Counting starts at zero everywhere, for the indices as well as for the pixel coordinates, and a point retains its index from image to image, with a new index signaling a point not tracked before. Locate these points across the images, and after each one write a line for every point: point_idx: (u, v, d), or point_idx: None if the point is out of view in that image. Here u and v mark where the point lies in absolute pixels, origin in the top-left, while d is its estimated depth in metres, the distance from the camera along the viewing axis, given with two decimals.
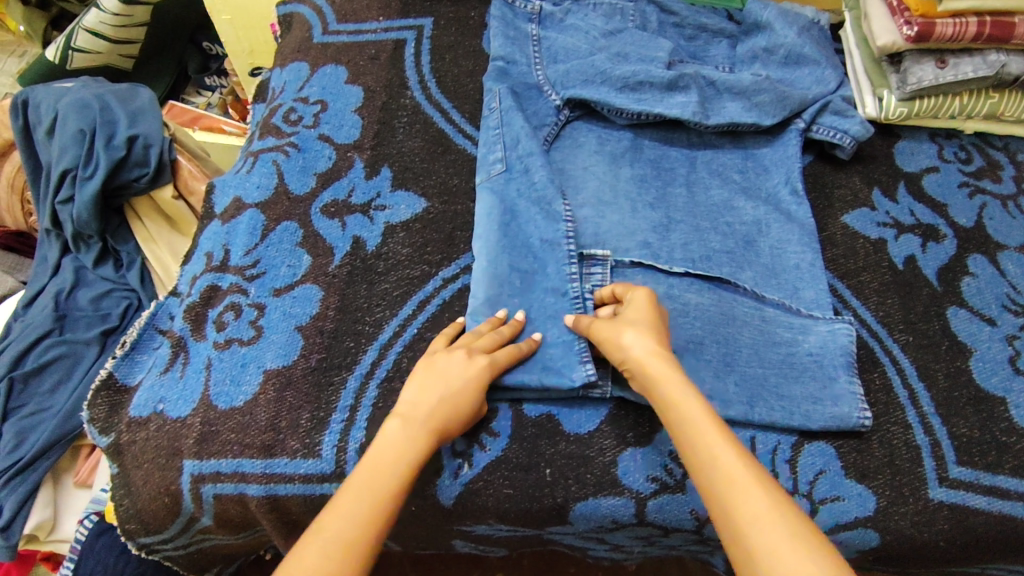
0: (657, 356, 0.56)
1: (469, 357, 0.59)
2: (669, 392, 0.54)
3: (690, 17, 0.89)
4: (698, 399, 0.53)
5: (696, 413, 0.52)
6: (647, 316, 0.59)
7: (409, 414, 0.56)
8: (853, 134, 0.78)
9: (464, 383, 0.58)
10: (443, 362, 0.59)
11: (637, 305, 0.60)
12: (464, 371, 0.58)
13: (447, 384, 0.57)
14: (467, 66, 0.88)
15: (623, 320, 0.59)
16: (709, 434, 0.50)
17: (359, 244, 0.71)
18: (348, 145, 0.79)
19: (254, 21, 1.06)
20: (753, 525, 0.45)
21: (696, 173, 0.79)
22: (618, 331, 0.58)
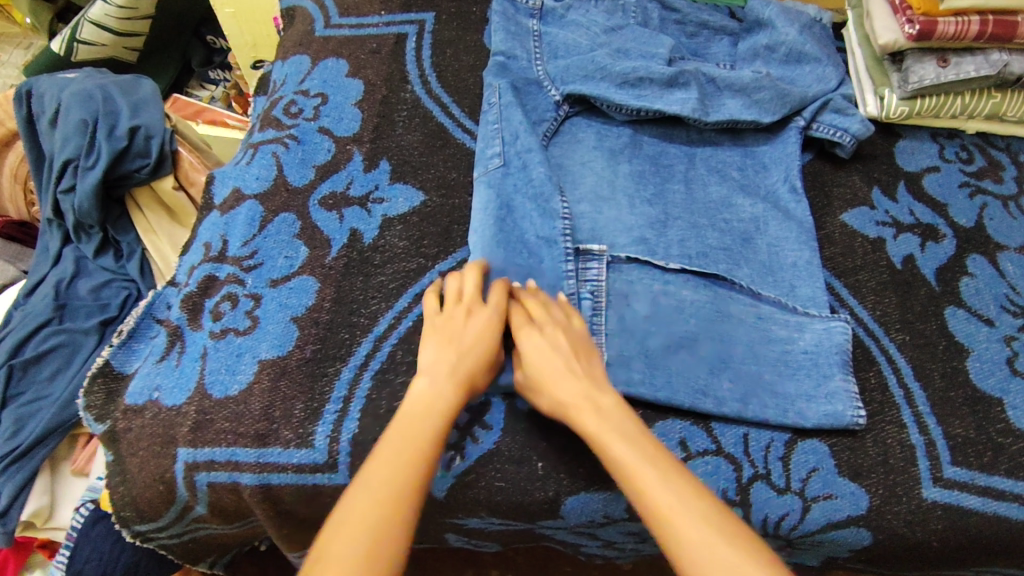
0: (568, 397, 0.56)
1: (473, 311, 0.61)
2: (593, 432, 0.55)
3: (692, 14, 0.89)
4: (618, 434, 0.54)
5: (622, 449, 0.53)
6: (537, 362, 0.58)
7: (433, 372, 0.58)
8: (854, 132, 0.78)
9: (483, 341, 0.60)
10: (454, 317, 0.61)
11: (534, 342, 0.59)
12: (477, 324, 0.60)
13: (461, 341, 0.59)
14: (467, 61, 0.88)
15: (528, 366, 0.59)
16: (635, 469, 0.51)
17: (357, 237, 0.71)
18: (347, 138, 0.79)
19: (258, 15, 1.06)
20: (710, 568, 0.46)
21: (695, 170, 0.79)
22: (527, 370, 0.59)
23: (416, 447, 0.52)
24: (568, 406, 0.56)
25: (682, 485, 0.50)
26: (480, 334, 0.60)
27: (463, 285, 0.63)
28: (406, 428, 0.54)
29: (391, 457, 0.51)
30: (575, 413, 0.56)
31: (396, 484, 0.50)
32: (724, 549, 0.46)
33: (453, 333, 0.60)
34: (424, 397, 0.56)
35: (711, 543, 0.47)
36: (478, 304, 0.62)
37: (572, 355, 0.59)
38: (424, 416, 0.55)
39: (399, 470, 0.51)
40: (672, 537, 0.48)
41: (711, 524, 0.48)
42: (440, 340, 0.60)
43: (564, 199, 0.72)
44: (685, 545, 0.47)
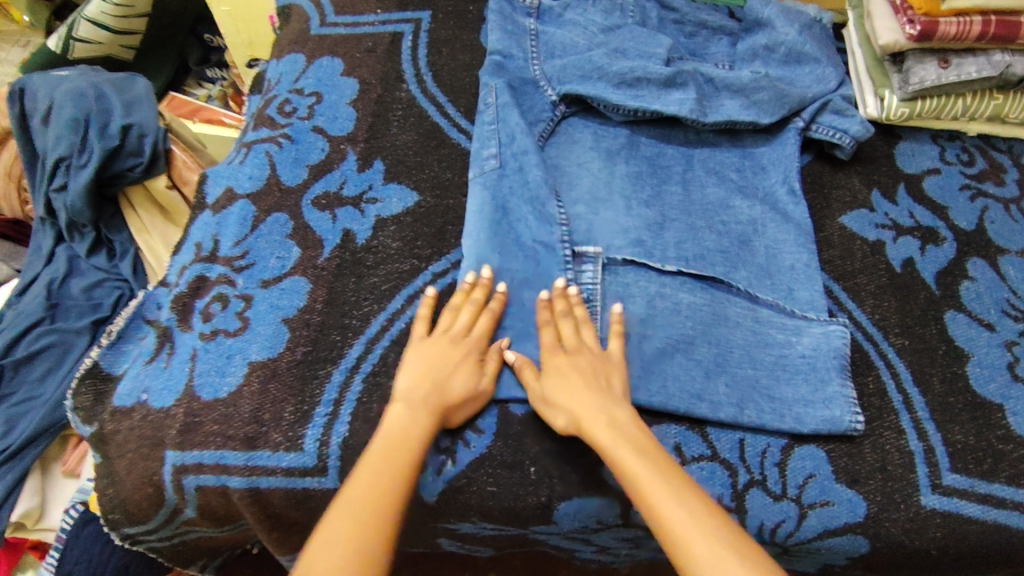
0: (585, 410, 0.57)
1: (455, 343, 0.61)
2: (607, 446, 0.55)
3: (690, 13, 0.88)
4: (632, 448, 0.55)
5: (635, 462, 0.54)
6: (561, 376, 0.59)
7: (409, 398, 0.58)
8: (853, 133, 0.77)
9: (460, 374, 0.59)
10: (432, 347, 0.61)
11: (564, 360, 0.60)
12: (457, 356, 0.60)
13: (439, 372, 0.59)
14: (463, 60, 0.87)
15: (544, 382, 0.60)
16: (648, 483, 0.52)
17: (350, 237, 0.71)
18: (341, 137, 0.79)
19: (254, 13, 1.05)
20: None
21: (692, 171, 0.78)
22: (549, 384, 0.59)
23: (390, 473, 0.54)
24: (584, 418, 0.57)
25: (692, 500, 0.51)
26: (459, 367, 0.60)
27: (455, 317, 0.63)
28: (383, 454, 0.55)
29: (367, 484, 0.53)
30: (590, 425, 0.56)
31: (370, 510, 0.51)
32: (733, 563, 0.47)
33: (431, 363, 0.60)
34: (400, 423, 0.56)
35: (720, 558, 0.47)
36: (462, 338, 0.61)
37: (597, 374, 0.59)
38: (400, 442, 0.55)
39: (373, 498, 0.52)
40: (682, 550, 0.49)
41: (722, 539, 0.48)
42: (417, 366, 0.60)
43: (560, 202, 0.72)
44: (695, 558, 0.48)
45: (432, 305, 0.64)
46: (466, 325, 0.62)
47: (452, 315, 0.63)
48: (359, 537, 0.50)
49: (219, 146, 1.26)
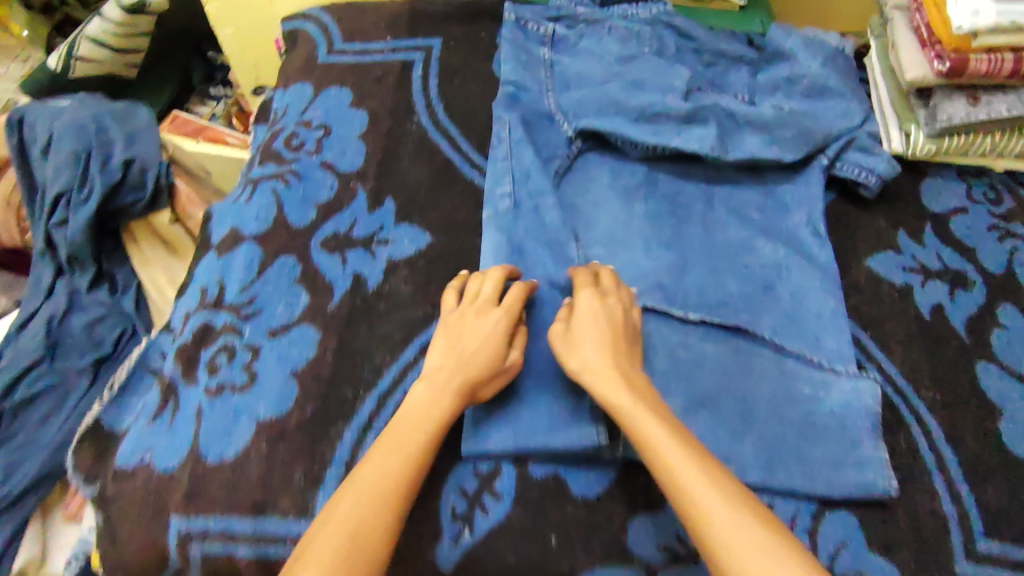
0: (604, 366, 0.55)
1: (480, 313, 0.60)
2: (621, 407, 0.53)
3: (710, 43, 0.86)
4: (647, 408, 0.53)
5: (650, 425, 0.51)
6: (590, 322, 0.58)
7: (433, 377, 0.57)
8: (880, 172, 0.75)
9: (489, 345, 0.58)
10: (461, 318, 0.60)
11: (593, 309, 0.58)
12: (485, 327, 0.59)
13: (465, 347, 0.58)
14: (475, 89, 0.85)
15: (577, 328, 0.58)
16: (662, 443, 0.50)
17: (360, 282, 0.68)
18: (351, 173, 0.77)
19: (259, 35, 1.03)
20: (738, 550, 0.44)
21: (713, 210, 0.76)
22: (582, 338, 0.57)
23: (403, 459, 0.52)
24: (600, 381, 0.55)
25: (710, 464, 0.49)
26: (488, 336, 0.58)
27: (482, 286, 0.62)
28: (396, 434, 0.53)
29: (379, 470, 0.51)
30: (606, 389, 0.54)
31: (381, 490, 0.49)
32: (753, 524, 0.45)
33: (458, 337, 0.59)
34: (420, 405, 0.55)
35: (738, 518, 0.45)
36: (489, 306, 0.60)
37: (621, 336, 0.58)
38: (418, 425, 0.54)
39: (385, 485, 0.50)
40: (697, 512, 0.46)
41: (740, 502, 0.46)
42: (443, 342, 0.59)
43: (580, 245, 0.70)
44: (712, 519, 0.46)
45: (464, 280, 0.65)
46: (492, 294, 0.61)
47: (478, 285, 0.62)
48: (366, 519, 0.48)
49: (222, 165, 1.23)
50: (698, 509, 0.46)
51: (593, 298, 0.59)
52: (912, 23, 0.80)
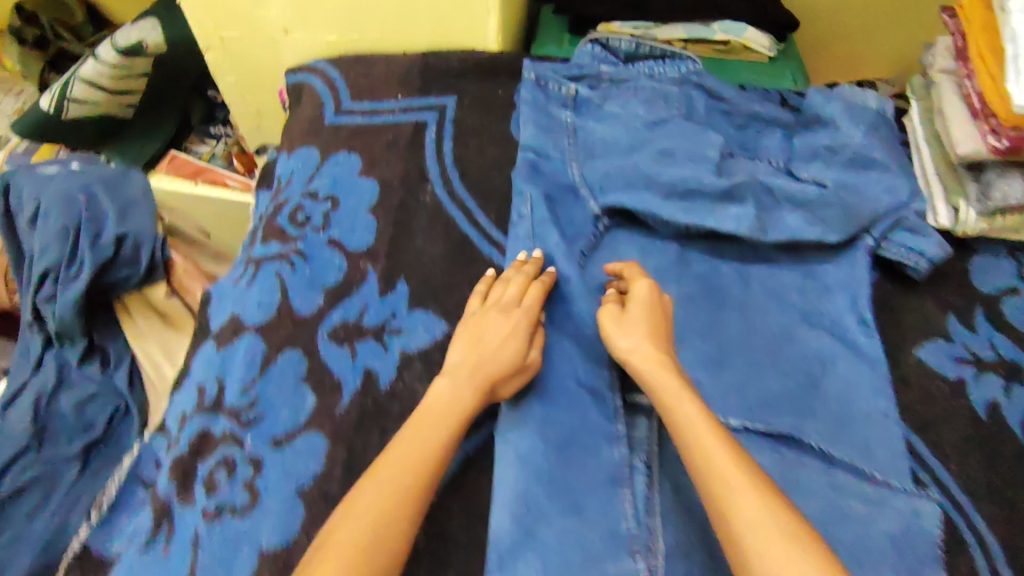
0: (647, 351, 0.60)
1: (504, 312, 0.63)
2: (662, 390, 0.57)
3: (742, 104, 0.81)
4: (689, 394, 0.57)
5: (681, 403, 0.56)
6: (641, 309, 0.62)
7: (454, 373, 0.60)
8: (931, 256, 0.70)
9: (509, 344, 0.60)
10: (483, 318, 0.63)
11: (641, 301, 0.63)
12: (505, 326, 0.62)
13: (486, 345, 0.61)
14: (493, 154, 0.79)
15: (632, 310, 0.62)
16: (697, 425, 0.54)
17: (372, 381, 0.63)
18: (360, 252, 0.71)
19: (262, 85, 0.98)
20: (749, 526, 0.48)
21: (751, 294, 0.71)
22: (622, 328, 0.62)
23: (432, 441, 0.55)
24: (643, 365, 0.59)
25: (725, 440, 0.53)
26: (507, 335, 0.61)
27: (505, 291, 0.64)
28: (425, 423, 0.57)
29: (404, 454, 0.54)
30: (650, 372, 0.59)
31: (410, 474, 0.53)
32: (755, 498, 0.49)
33: (479, 336, 0.62)
34: (443, 399, 0.58)
35: (744, 493, 0.50)
36: (511, 306, 0.63)
37: (661, 329, 0.62)
38: (442, 415, 0.57)
39: (416, 467, 0.54)
40: (709, 482, 0.51)
41: (748, 478, 0.51)
42: (465, 341, 0.62)
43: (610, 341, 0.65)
44: (721, 488, 0.51)
45: (489, 283, 0.67)
46: (515, 296, 0.64)
47: (502, 289, 0.65)
48: (391, 496, 0.52)
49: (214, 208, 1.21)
50: (719, 487, 0.51)
51: (650, 289, 0.63)
52: (961, 89, 0.74)
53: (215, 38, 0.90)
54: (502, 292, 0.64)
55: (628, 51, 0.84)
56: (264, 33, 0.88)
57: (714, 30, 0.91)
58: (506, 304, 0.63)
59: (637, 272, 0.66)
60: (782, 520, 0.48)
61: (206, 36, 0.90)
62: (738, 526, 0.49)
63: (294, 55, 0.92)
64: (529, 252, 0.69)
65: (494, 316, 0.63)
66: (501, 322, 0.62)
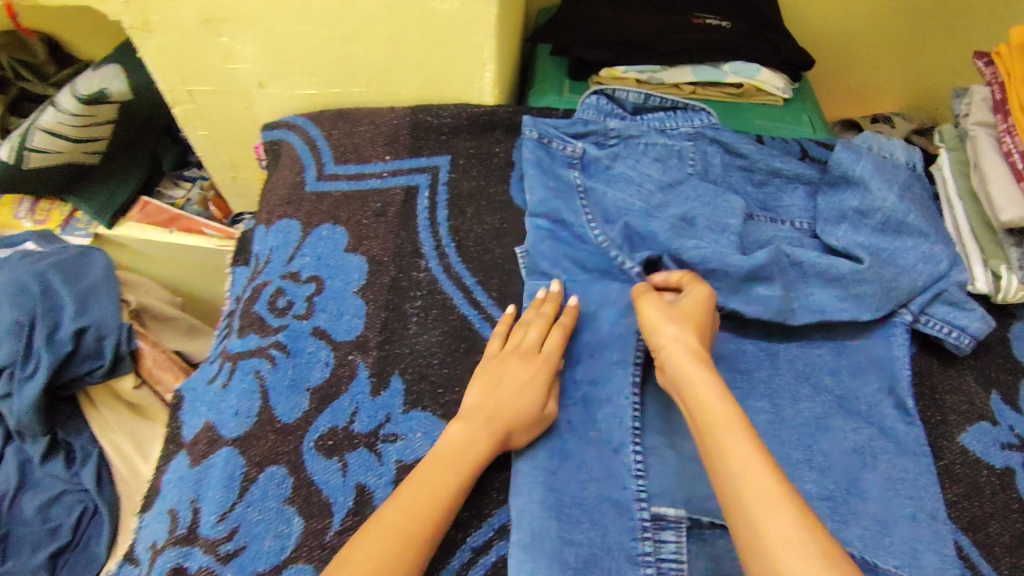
0: (684, 347, 0.57)
1: (525, 358, 0.60)
2: (694, 388, 0.55)
3: (762, 160, 0.74)
4: (723, 395, 0.54)
5: (714, 402, 0.53)
6: (693, 309, 0.60)
7: (470, 418, 0.57)
8: (974, 331, 0.64)
9: (528, 391, 0.58)
10: (503, 363, 0.61)
11: (692, 300, 0.61)
12: (525, 373, 0.59)
13: (504, 392, 0.58)
14: (492, 223, 0.73)
15: (680, 307, 0.61)
16: (728, 429, 0.51)
17: (365, 498, 0.56)
18: (350, 343, 0.64)
19: (237, 139, 0.90)
20: (778, 539, 0.45)
21: (780, 377, 0.65)
22: (663, 322, 0.59)
23: (437, 490, 0.53)
24: (683, 361, 0.57)
25: (756, 447, 0.50)
26: (527, 383, 0.59)
27: (526, 333, 0.62)
28: (438, 461, 0.55)
29: (408, 501, 0.52)
30: (683, 369, 0.56)
31: (418, 510, 0.51)
32: (784, 509, 0.46)
33: (498, 380, 0.59)
34: (455, 444, 0.56)
35: (775, 500, 0.46)
36: (532, 352, 0.61)
37: (703, 329, 0.60)
38: (449, 462, 0.55)
39: (421, 512, 0.51)
40: (737, 491, 0.48)
41: (780, 489, 0.47)
42: (483, 385, 0.59)
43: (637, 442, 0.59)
44: (749, 496, 0.47)
45: (510, 324, 0.64)
46: (536, 340, 0.61)
47: (522, 332, 0.62)
48: (406, 528, 0.50)
49: (180, 255, 1.17)
50: (745, 496, 0.47)
51: (704, 295, 0.61)
52: (1000, 145, 0.68)
53: (183, 92, 0.82)
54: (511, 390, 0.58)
55: (635, 102, 0.79)
56: (237, 86, 0.81)
57: (725, 72, 0.85)
58: (510, 409, 0.57)
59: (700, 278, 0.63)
60: (815, 535, 0.44)
61: (174, 90, 0.82)
62: (765, 539, 0.45)
63: (270, 107, 0.84)
64: (547, 288, 0.66)
65: (504, 421, 0.57)
66: (513, 425, 0.57)
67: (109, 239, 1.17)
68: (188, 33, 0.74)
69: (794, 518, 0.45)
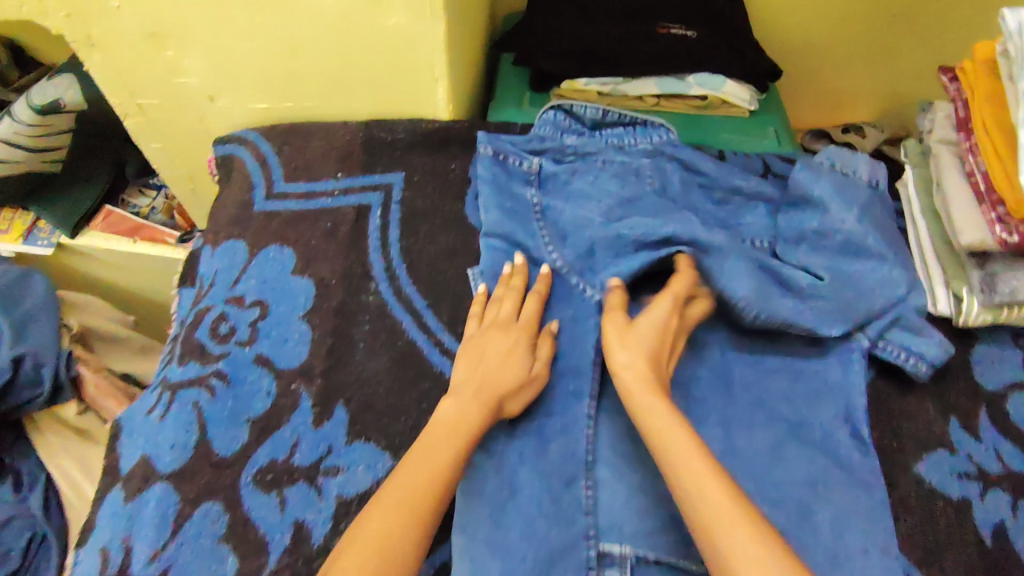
0: (635, 378, 0.56)
1: (503, 330, 0.61)
2: (647, 412, 0.54)
3: (721, 178, 0.73)
4: (676, 417, 0.53)
5: (666, 427, 0.53)
6: (651, 331, 0.58)
7: (459, 393, 0.57)
8: (932, 359, 0.63)
9: (511, 360, 0.59)
10: (482, 339, 0.61)
11: (649, 322, 0.59)
12: (507, 343, 0.60)
13: (489, 364, 0.59)
14: (445, 242, 0.71)
15: (638, 328, 0.59)
16: (681, 450, 0.51)
17: (302, 535, 0.55)
18: (292, 371, 0.63)
19: (191, 152, 0.88)
20: (740, 564, 0.45)
21: (735, 405, 0.63)
22: (619, 345, 0.58)
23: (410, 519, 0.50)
24: (633, 385, 0.56)
25: (712, 468, 0.50)
26: (510, 352, 0.60)
27: (499, 309, 0.63)
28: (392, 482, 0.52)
29: (403, 481, 0.51)
30: (634, 393, 0.55)
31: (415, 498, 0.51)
32: (741, 526, 0.46)
33: (480, 356, 0.60)
34: (449, 417, 0.55)
35: (732, 521, 0.46)
36: (510, 323, 0.62)
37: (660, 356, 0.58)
38: (444, 441, 0.54)
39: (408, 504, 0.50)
40: (695, 513, 0.48)
41: (736, 508, 0.47)
42: (467, 361, 0.59)
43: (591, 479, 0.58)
44: (707, 519, 0.47)
45: (480, 305, 0.64)
46: (511, 311, 0.62)
47: (497, 307, 0.63)
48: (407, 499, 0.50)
49: (143, 264, 1.16)
50: (704, 522, 0.47)
51: (665, 317, 0.59)
52: (964, 164, 0.67)
53: (133, 105, 0.80)
54: (453, 411, 0.56)
55: (593, 117, 0.77)
56: (186, 100, 0.79)
57: (690, 83, 0.82)
58: (452, 430, 0.55)
59: (682, 283, 0.62)
60: (775, 554, 0.45)
61: (123, 103, 0.80)
62: (727, 564, 0.45)
63: (222, 121, 0.82)
64: (513, 261, 0.67)
65: (447, 443, 0.54)
66: (451, 450, 0.53)
67: (73, 249, 1.15)
68: (132, 47, 0.72)
69: (752, 537, 0.46)
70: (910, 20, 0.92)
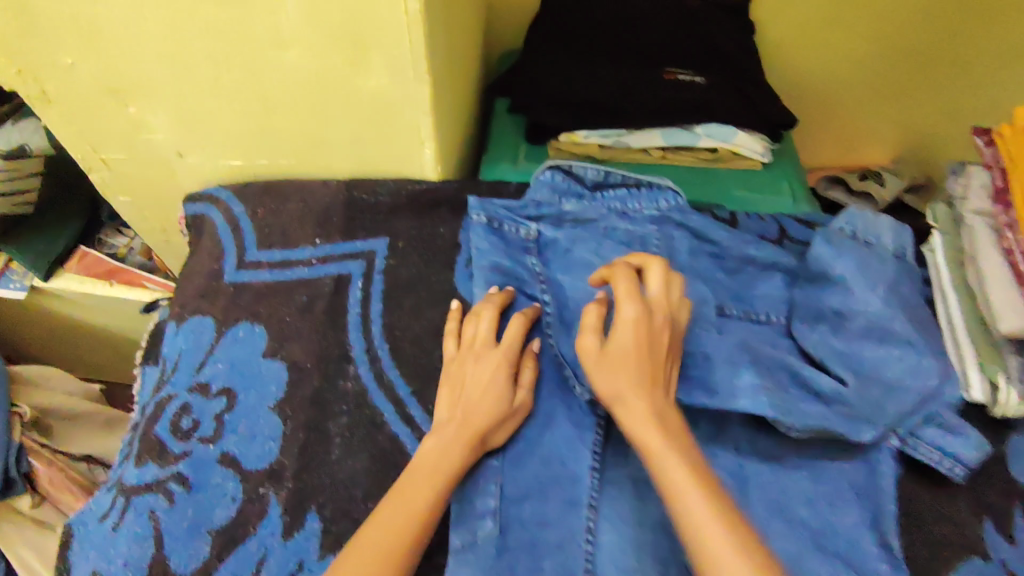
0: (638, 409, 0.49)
1: (479, 357, 0.57)
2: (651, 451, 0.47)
3: (734, 248, 0.67)
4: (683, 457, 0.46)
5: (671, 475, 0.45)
6: (626, 347, 0.51)
7: (441, 432, 0.54)
8: (967, 461, 0.58)
9: (491, 393, 0.55)
10: (462, 364, 0.58)
11: (621, 340, 0.52)
12: (486, 373, 0.56)
13: (469, 397, 0.55)
14: (432, 318, 0.65)
15: (612, 348, 0.52)
16: (687, 497, 0.44)
17: None
18: (260, 473, 0.57)
19: (163, 206, 0.81)
20: None
21: (752, 510, 0.57)
22: (600, 372, 0.52)
23: None
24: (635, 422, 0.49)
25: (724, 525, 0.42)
26: (490, 382, 0.56)
27: (477, 327, 0.59)
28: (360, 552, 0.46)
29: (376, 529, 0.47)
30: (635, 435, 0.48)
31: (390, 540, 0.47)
32: None
33: (460, 386, 0.57)
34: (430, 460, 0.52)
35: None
36: (488, 347, 0.58)
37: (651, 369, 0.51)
38: (428, 480, 0.51)
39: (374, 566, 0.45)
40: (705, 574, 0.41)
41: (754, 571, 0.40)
42: (447, 394, 0.56)
43: None
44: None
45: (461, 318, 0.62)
46: (489, 331, 0.59)
47: (474, 323, 0.60)
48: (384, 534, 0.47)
49: (121, 307, 1.10)
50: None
51: (636, 330, 0.52)
52: (1001, 240, 0.61)
53: (97, 160, 0.74)
54: (430, 496, 0.50)
55: (594, 179, 0.71)
56: (153, 157, 0.72)
57: (697, 134, 0.77)
58: (424, 514, 0.49)
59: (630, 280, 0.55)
60: None
61: (85, 157, 0.73)
62: None
63: (193, 178, 0.75)
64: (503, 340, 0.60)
65: (415, 509, 0.49)
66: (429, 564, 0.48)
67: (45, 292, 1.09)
68: (91, 103, 0.66)
69: None
70: (932, 39, 0.86)
